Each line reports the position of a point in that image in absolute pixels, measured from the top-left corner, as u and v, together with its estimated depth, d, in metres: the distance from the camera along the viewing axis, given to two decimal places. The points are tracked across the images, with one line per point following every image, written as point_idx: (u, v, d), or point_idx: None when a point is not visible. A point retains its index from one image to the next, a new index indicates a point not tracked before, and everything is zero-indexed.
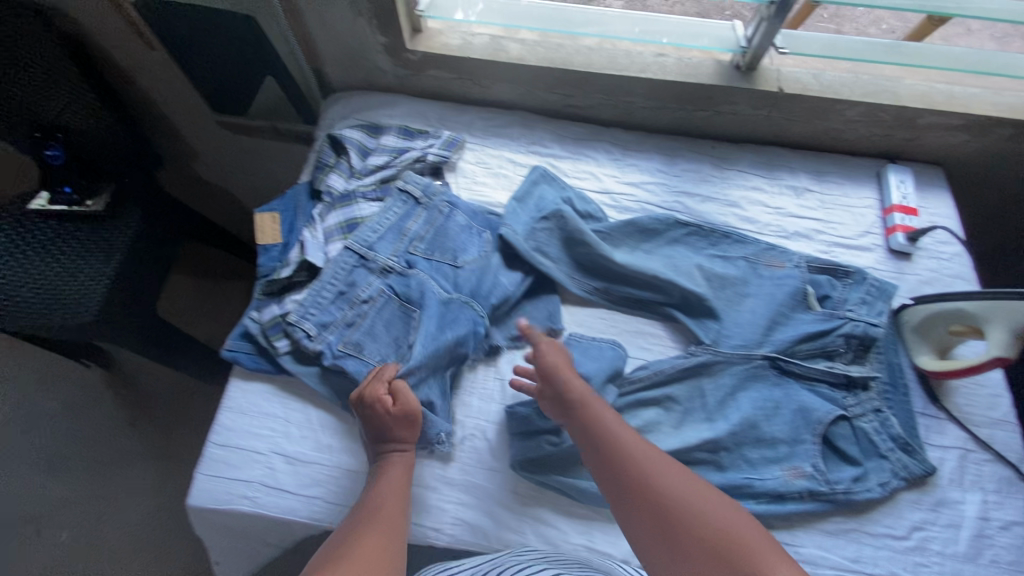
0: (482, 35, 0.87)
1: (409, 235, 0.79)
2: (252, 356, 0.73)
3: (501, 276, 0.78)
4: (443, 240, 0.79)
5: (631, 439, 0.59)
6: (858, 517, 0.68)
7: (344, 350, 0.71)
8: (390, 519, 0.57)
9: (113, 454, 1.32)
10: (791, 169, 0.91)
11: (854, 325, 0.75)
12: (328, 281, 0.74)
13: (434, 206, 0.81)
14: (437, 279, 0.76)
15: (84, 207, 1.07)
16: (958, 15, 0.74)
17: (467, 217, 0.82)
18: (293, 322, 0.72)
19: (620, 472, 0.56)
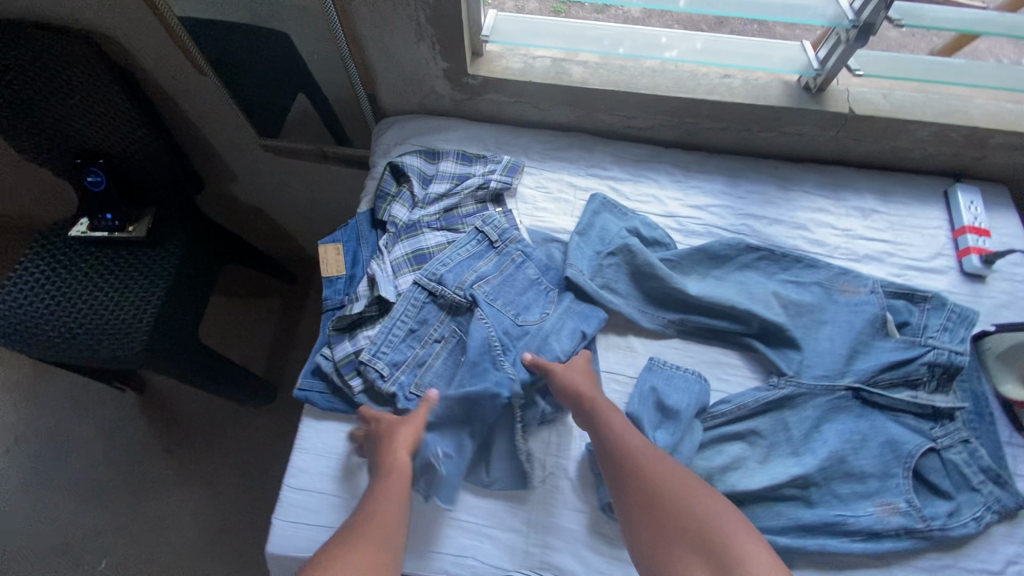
0: (543, 59, 0.86)
1: (479, 275, 0.76)
2: (324, 395, 0.72)
3: (553, 340, 0.73)
4: (512, 286, 0.77)
5: (635, 442, 0.63)
6: (953, 552, 0.66)
7: (415, 394, 0.70)
8: (384, 530, 0.56)
9: (149, 479, 1.29)
10: (856, 190, 0.89)
11: (937, 354, 0.72)
12: (399, 318, 0.73)
13: (508, 252, 0.79)
14: (496, 326, 0.72)
15: (126, 233, 1.06)
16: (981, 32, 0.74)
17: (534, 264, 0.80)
18: (366, 360, 0.70)
19: (626, 472, 0.60)
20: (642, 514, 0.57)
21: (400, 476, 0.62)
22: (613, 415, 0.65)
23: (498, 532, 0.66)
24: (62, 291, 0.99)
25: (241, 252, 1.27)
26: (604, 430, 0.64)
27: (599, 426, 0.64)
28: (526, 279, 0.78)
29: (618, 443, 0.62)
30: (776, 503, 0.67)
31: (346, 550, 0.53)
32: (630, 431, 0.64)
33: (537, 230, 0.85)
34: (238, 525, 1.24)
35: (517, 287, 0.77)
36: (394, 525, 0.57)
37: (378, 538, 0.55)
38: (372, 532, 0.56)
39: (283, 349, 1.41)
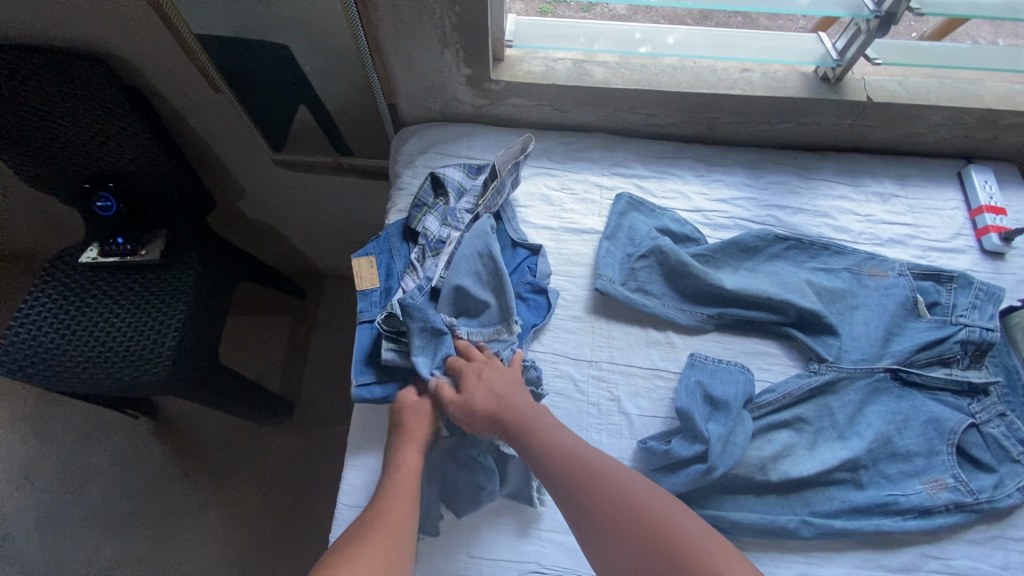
0: (564, 61, 0.87)
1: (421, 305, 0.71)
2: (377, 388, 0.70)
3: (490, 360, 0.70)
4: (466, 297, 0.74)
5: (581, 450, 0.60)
6: (1000, 523, 0.68)
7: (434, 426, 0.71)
8: (396, 523, 0.57)
9: (167, 506, 1.25)
10: (874, 175, 0.91)
11: (970, 331, 0.74)
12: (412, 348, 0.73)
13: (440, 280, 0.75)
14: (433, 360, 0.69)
15: (138, 257, 1.03)
16: (971, 17, 0.75)
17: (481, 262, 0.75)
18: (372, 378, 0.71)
19: (576, 479, 0.58)
20: (592, 537, 0.55)
21: (411, 471, 0.63)
22: (555, 428, 0.63)
23: (558, 535, 0.67)
24: (78, 321, 0.96)
25: (255, 270, 1.24)
26: (543, 448, 0.61)
27: (537, 442, 0.61)
28: (472, 286, 0.74)
29: (562, 458, 0.59)
30: (827, 488, 0.69)
31: (357, 548, 0.53)
32: (576, 440, 0.62)
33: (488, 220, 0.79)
34: (263, 546, 1.20)
35: (467, 298, 0.74)
36: (407, 516, 0.58)
37: (394, 532, 0.56)
38: (385, 527, 0.56)
39: (299, 365, 1.39)
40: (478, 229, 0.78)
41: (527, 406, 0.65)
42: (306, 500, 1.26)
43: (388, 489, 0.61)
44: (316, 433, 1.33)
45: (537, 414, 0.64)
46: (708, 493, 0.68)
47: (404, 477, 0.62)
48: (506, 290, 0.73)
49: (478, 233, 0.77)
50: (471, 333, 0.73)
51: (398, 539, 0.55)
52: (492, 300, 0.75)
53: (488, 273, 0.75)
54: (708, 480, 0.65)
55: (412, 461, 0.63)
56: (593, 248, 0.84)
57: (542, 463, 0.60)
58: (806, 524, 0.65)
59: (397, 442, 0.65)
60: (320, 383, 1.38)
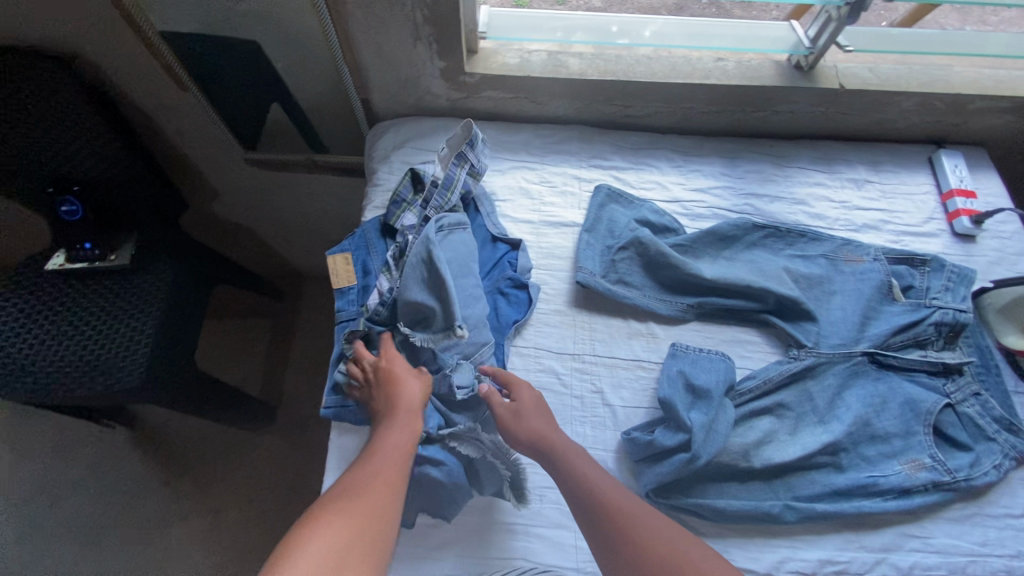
0: (539, 52, 0.86)
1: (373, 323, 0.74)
2: (353, 409, 0.70)
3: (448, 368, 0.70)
4: (411, 309, 0.70)
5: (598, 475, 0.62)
6: (977, 501, 0.69)
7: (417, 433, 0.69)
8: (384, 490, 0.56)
9: (147, 516, 1.22)
10: (848, 162, 0.92)
11: (942, 313, 0.75)
12: None
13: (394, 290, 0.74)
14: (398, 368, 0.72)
15: (108, 262, 0.99)
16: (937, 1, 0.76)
17: (422, 270, 0.71)
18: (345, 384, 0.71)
19: (597, 504, 0.59)
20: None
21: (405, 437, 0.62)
22: (592, 471, 0.62)
23: (545, 531, 0.66)
24: (47, 331, 0.93)
25: (232, 272, 1.21)
26: (582, 493, 0.60)
27: (579, 485, 0.61)
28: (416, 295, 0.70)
29: (601, 504, 0.59)
30: (809, 472, 0.69)
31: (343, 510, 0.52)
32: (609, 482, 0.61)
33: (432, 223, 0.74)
34: (248, 553, 1.18)
35: (410, 308, 0.70)
36: (392, 482, 0.57)
37: (381, 498, 0.54)
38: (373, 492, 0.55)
39: (280, 367, 1.37)
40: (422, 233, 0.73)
41: (565, 448, 0.64)
42: (291, 504, 1.24)
43: (375, 451, 0.60)
44: (301, 436, 1.31)
45: (581, 459, 0.64)
46: (693, 482, 0.68)
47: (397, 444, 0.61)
48: (450, 296, 0.69)
49: (423, 239, 0.73)
50: (421, 340, 0.71)
51: (382, 504, 0.54)
52: (437, 305, 0.70)
53: (430, 280, 0.71)
54: (692, 469, 0.65)
55: (403, 426, 0.63)
56: (574, 241, 0.84)
57: (579, 508, 0.60)
58: (789, 509, 0.66)
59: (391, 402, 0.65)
60: (303, 385, 1.36)
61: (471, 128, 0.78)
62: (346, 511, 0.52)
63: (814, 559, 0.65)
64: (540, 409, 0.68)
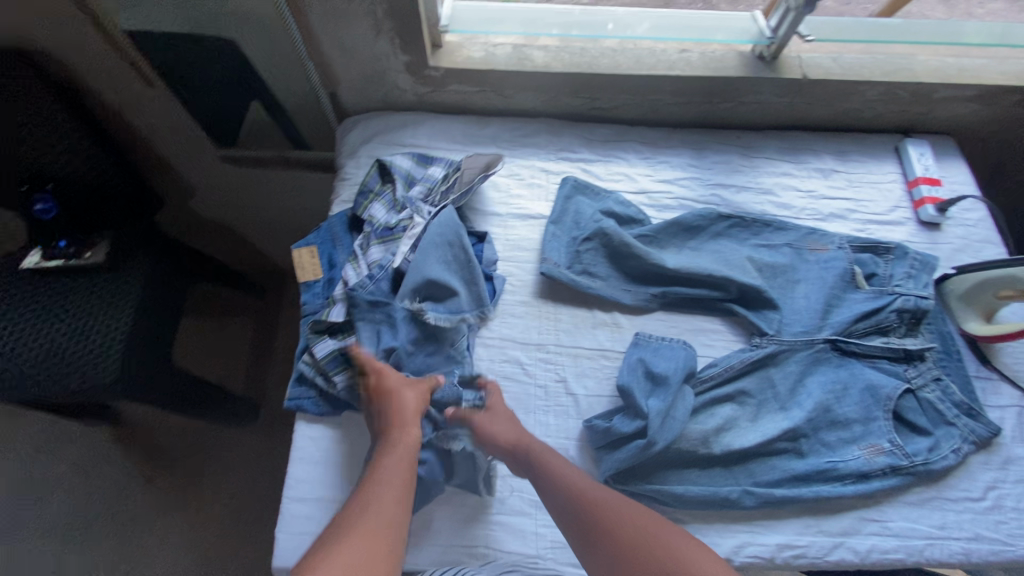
0: (503, 45, 0.86)
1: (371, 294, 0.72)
2: (313, 399, 0.71)
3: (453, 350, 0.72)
4: (438, 284, 0.73)
5: (573, 471, 0.63)
6: (936, 485, 0.69)
7: None
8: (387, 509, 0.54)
9: (130, 514, 1.22)
10: (815, 152, 0.93)
11: (904, 300, 0.76)
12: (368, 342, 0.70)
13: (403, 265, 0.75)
14: (381, 341, 0.70)
15: (82, 259, 0.98)
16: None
17: (450, 251, 0.76)
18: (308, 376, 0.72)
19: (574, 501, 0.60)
20: (599, 565, 0.56)
21: (401, 454, 0.61)
22: (564, 465, 0.64)
23: (508, 518, 0.67)
24: (23, 327, 0.92)
25: (212, 271, 1.22)
26: (555, 482, 0.62)
27: (556, 483, 0.62)
28: (445, 275, 0.74)
29: (576, 497, 0.60)
30: (770, 458, 0.70)
31: (350, 530, 0.51)
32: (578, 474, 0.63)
33: (452, 210, 0.79)
34: (231, 548, 1.19)
35: (435, 283, 0.73)
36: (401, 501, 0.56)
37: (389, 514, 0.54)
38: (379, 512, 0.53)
39: (263, 364, 1.37)
40: (445, 216, 0.78)
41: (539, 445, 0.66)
42: (274, 501, 1.24)
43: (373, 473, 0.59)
44: (283, 432, 1.31)
45: (554, 456, 0.65)
46: (654, 469, 0.68)
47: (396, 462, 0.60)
48: (477, 279, 0.75)
49: (446, 222, 0.77)
50: (437, 318, 0.72)
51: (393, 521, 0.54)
52: (462, 287, 0.75)
53: (454, 262, 0.75)
54: (650, 455, 0.66)
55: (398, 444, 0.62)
56: (540, 233, 0.84)
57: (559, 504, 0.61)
58: (748, 494, 0.66)
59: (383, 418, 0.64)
60: (284, 382, 1.36)
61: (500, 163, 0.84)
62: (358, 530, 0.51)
63: (772, 544, 0.65)
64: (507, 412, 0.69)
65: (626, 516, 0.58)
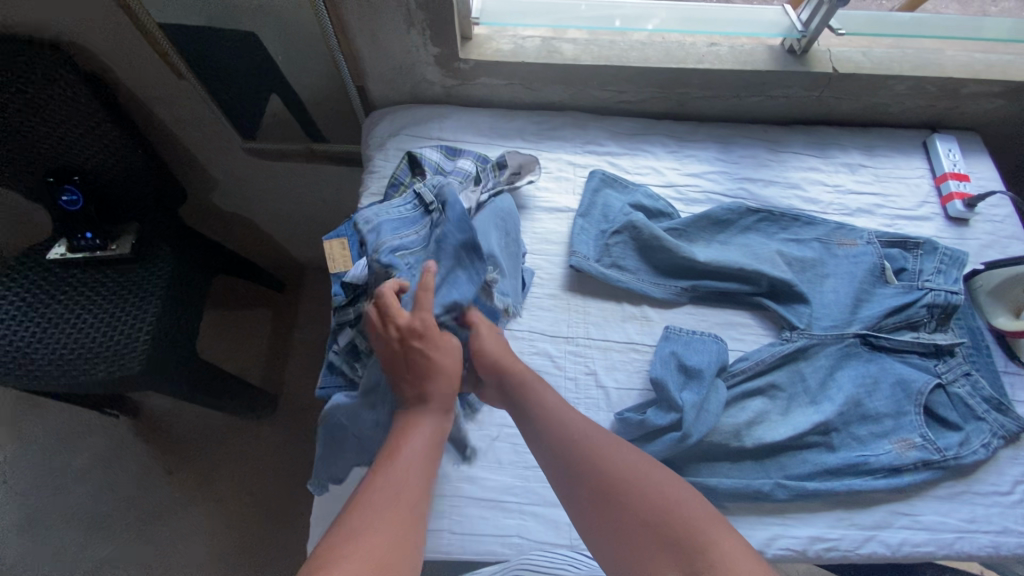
0: (532, 38, 0.86)
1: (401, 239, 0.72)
2: (344, 389, 0.71)
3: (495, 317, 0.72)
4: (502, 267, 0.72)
5: (566, 413, 0.60)
6: (966, 479, 0.70)
7: None
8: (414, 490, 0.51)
9: (151, 505, 1.23)
10: (842, 147, 0.92)
11: (935, 295, 0.76)
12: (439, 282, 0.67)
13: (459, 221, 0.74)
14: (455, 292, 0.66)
15: (108, 252, 0.99)
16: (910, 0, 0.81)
17: (508, 240, 0.76)
18: (338, 363, 0.72)
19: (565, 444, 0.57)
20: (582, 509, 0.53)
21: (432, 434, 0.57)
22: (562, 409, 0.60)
23: (538, 508, 0.67)
24: (48, 319, 0.92)
25: (234, 262, 1.22)
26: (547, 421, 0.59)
27: (548, 425, 0.59)
28: (500, 252, 0.74)
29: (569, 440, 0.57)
30: (801, 452, 0.70)
31: (376, 517, 0.47)
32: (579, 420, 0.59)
33: (509, 199, 0.81)
34: (251, 539, 1.20)
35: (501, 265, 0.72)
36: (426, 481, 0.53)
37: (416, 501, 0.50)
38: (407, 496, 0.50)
39: (282, 356, 1.38)
40: (504, 200, 0.80)
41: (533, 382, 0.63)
42: (293, 492, 1.25)
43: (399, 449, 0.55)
44: (300, 424, 1.31)
45: (549, 397, 0.62)
46: (684, 461, 0.69)
47: (422, 439, 0.56)
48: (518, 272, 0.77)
49: (507, 211, 0.79)
50: (502, 301, 0.72)
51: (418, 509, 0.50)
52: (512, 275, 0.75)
53: (508, 249, 0.76)
54: (684, 447, 0.66)
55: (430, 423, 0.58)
56: (568, 227, 0.84)
57: (549, 446, 0.57)
58: (780, 487, 0.66)
59: (423, 394, 0.59)
60: (302, 374, 1.36)
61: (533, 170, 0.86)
62: (384, 517, 0.47)
63: (804, 536, 0.66)
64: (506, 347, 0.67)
65: (620, 463, 0.54)
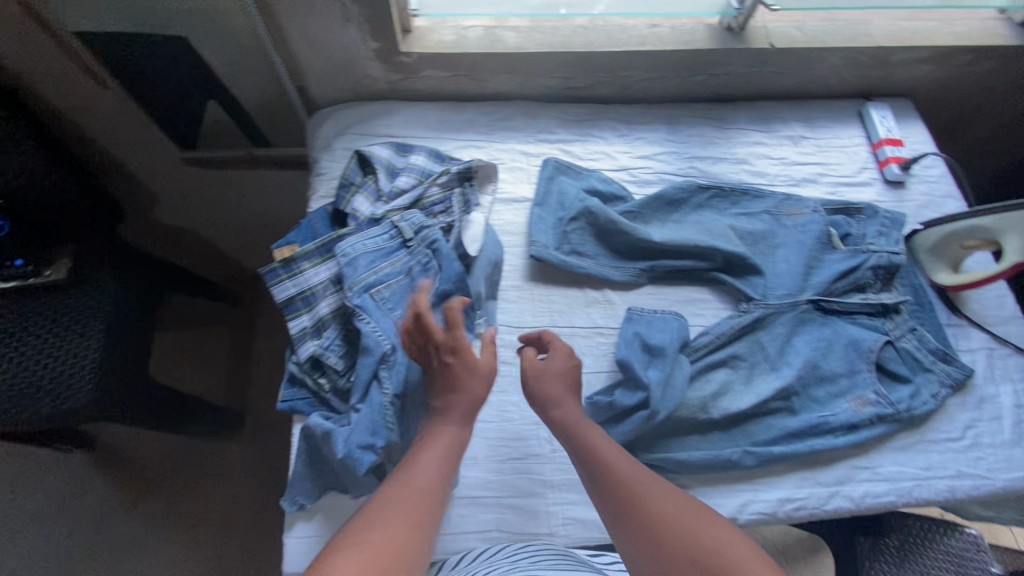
0: (474, 28, 0.85)
1: (383, 278, 0.71)
2: (308, 400, 0.69)
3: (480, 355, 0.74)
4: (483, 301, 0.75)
5: (618, 460, 0.59)
6: (919, 429, 0.73)
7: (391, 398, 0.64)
8: (417, 499, 0.50)
9: (118, 540, 1.17)
10: (784, 120, 0.95)
11: (878, 257, 0.79)
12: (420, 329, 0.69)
13: (419, 253, 0.74)
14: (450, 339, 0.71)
15: (44, 277, 0.90)
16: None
17: (490, 270, 0.76)
18: (302, 371, 0.69)
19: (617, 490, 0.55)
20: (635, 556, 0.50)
21: (444, 445, 0.57)
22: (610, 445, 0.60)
23: (517, 500, 0.67)
24: None
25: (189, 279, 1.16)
26: (598, 467, 0.58)
27: (600, 472, 0.58)
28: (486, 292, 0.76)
29: (621, 487, 0.55)
30: (765, 418, 0.72)
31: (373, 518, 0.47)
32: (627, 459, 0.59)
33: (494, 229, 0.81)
34: (232, 561, 1.17)
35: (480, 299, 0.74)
36: (433, 489, 0.52)
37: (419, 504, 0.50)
38: (407, 505, 0.50)
39: (245, 370, 1.32)
40: (487, 233, 0.79)
41: (578, 417, 0.63)
42: (270, 509, 1.21)
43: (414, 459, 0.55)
44: (271, 440, 1.27)
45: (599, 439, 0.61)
46: (656, 438, 0.70)
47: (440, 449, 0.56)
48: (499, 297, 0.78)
49: (493, 243, 0.78)
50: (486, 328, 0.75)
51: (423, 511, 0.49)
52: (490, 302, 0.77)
53: (489, 281, 0.76)
54: (653, 425, 0.67)
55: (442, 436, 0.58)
56: (525, 217, 0.84)
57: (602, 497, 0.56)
58: (748, 455, 0.68)
59: (445, 406, 0.60)
60: (269, 388, 1.31)
61: (490, 173, 0.84)
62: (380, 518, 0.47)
63: (774, 499, 0.68)
64: (569, 378, 0.66)
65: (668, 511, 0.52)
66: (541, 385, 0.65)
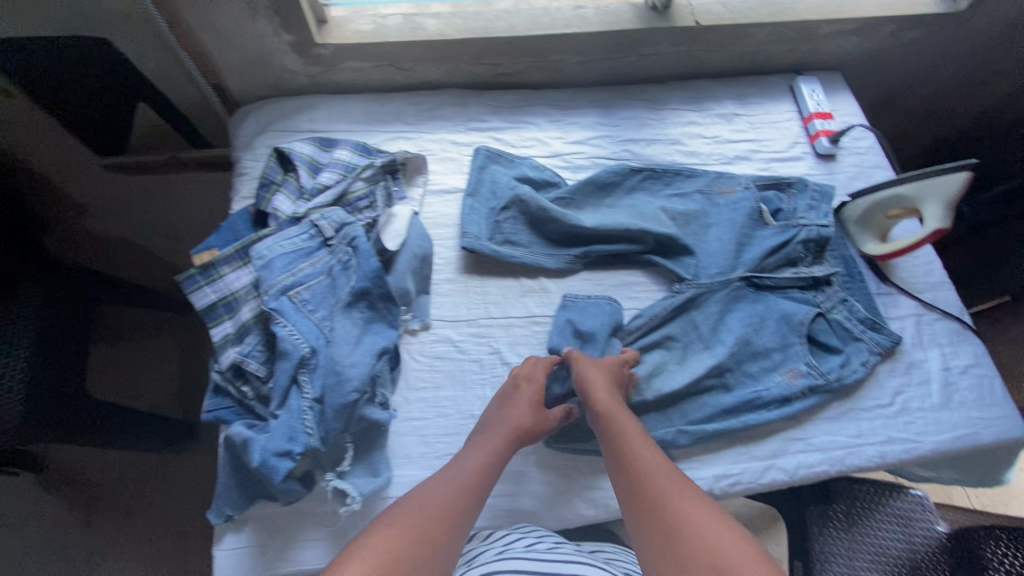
0: (393, 16, 0.83)
1: (301, 279, 0.69)
2: (233, 409, 0.67)
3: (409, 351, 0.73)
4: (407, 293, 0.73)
5: (646, 453, 0.59)
6: (850, 398, 0.74)
7: (309, 402, 0.62)
8: (443, 508, 0.55)
9: (73, 562, 1.14)
10: (717, 98, 0.95)
11: (807, 231, 0.80)
12: (340, 328, 0.67)
13: (341, 250, 0.73)
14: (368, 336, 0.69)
15: None
16: None
17: (417, 264, 0.75)
18: (224, 379, 0.67)
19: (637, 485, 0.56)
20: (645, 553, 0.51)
21: (483, 451, 0.61)
22: (637, 442, 0.60)
23: None
24: None
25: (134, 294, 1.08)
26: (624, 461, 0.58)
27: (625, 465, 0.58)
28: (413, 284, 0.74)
29: (642, 485, 0.56)
30: (700, 397, 0.73)
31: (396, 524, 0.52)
32: (654, 459, 0.58)
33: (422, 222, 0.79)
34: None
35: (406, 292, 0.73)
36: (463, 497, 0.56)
37: (442, 512, 0.54)
38: (429, 509, 0.54)
39: (194, 379, 1.27)
40: (417, 229, 0.77)
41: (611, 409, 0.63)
42: None
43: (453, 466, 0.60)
44: None
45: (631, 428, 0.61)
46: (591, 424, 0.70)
47: (477, 461, 0.60)
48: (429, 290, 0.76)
49: (421, 235, 0.77)
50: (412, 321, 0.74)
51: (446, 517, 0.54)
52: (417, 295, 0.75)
53: (416, 274, 0.75)
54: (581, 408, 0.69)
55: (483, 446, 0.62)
56: (457, 208, 0.82)
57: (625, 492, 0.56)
58: (682, 434, 0.69)
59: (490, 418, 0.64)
60: None
61: (420, 165, 0.83)
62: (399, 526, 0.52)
63: (710, 476, 0.69)
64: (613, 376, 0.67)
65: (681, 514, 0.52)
66: (583, 370, 0.67)
